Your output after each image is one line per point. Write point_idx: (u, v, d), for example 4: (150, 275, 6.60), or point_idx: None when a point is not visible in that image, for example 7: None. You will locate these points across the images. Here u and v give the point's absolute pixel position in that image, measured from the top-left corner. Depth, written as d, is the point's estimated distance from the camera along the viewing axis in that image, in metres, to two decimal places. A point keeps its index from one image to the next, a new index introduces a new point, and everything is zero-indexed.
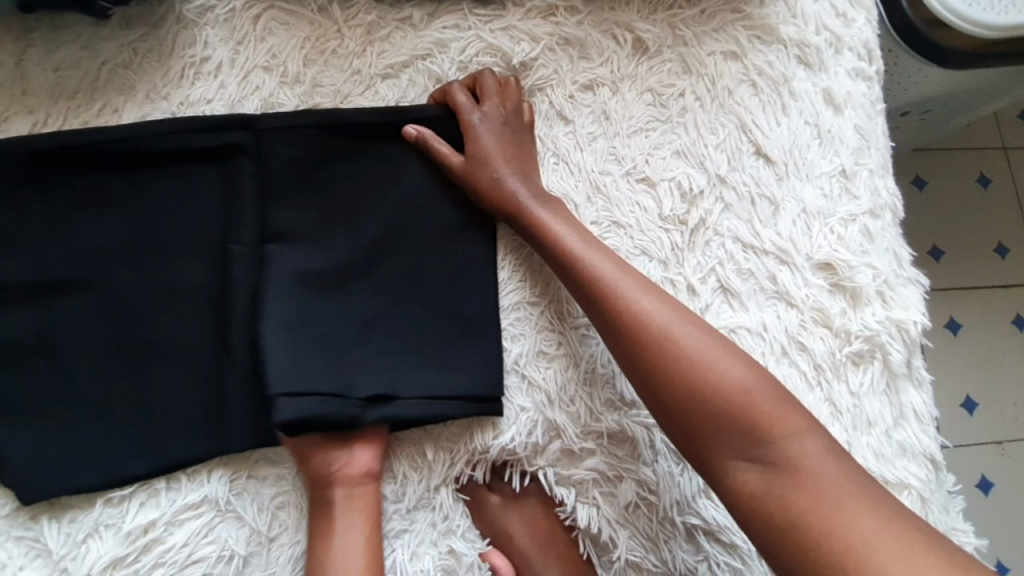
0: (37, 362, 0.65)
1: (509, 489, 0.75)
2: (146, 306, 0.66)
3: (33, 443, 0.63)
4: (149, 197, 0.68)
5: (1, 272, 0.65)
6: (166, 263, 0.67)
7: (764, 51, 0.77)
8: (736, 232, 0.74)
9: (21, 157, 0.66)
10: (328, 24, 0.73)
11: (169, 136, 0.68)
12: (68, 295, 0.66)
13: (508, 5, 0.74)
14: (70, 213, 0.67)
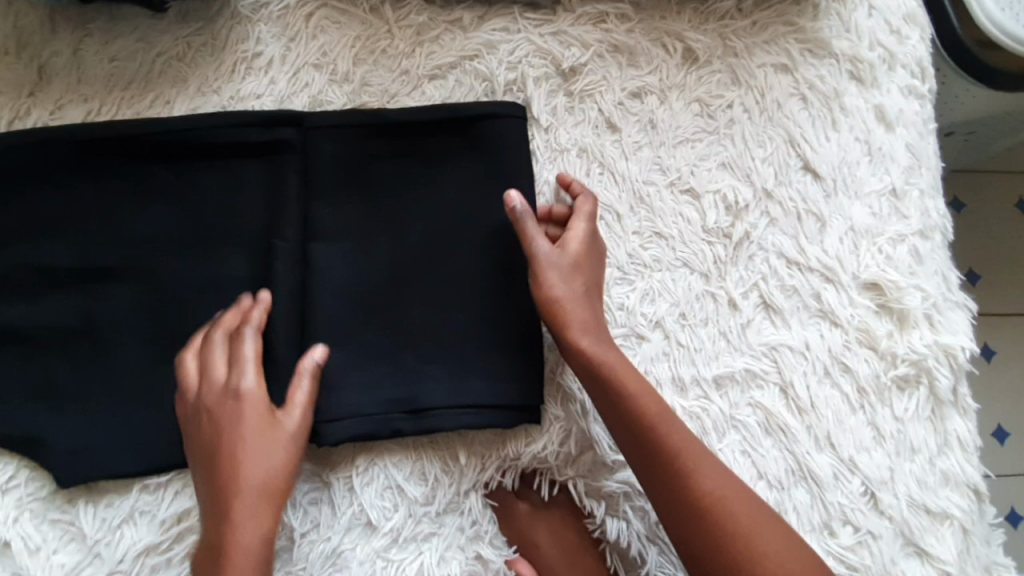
0: (84, 346, 0.66)
1: (537, 497, 0.74)
2: (190, 297, 0.67)
3: (75, 425, 0.64)
4: (198, 188, 0.69)
5: (57, 257, 0.67)
6: (211, 256, 0.67)
7: (816, 65, 0.76)
8: (781, 247, 0.73)
9: (78, 146, 0.68)
10: (379, 24, 0.73)
11: (221, 129, 0.69)
12: (115, 283, 0.67)
13: (558, 11, 0.74)
14: (121, 201, 0.68)
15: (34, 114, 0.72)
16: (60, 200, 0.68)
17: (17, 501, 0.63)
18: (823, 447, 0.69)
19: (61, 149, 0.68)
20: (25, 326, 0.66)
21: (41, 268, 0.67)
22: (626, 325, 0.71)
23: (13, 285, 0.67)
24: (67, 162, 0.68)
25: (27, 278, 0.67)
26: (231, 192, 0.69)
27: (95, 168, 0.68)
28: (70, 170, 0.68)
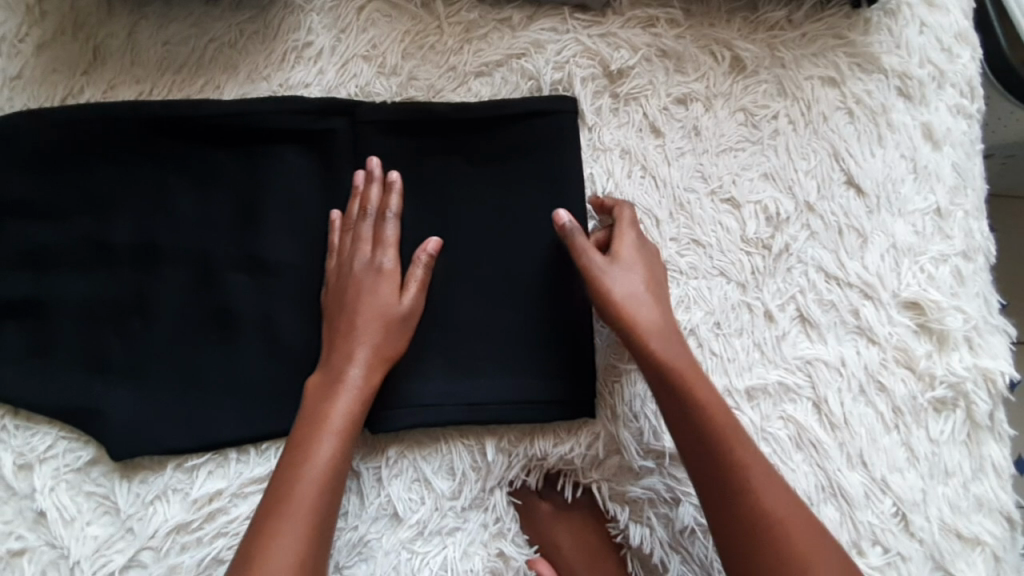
0: (131, 323, 0.67)
1: (560, 498, 0.73)
2: (243, 280, 0.68)
3: (118, 400, 0.65)
4: (249, 172, 0.70)
5: (111, 234, 0.68)
6: (265, 241, 0.68)
7: (864, 79, 0.75)
8: (820, 261, 0.72)
9: (142, 128, 0.70)
10: (428, 20, 0.74)
11: (273, 116, 0.70)
12: (170, 261, 0.68)
13: (607, 13, 0.74)
14: (173, 183, 0.69)
15: (86, 93, 0.73)
16: (119, 180, 0.69)
17: (54, 472, 0.64)
18: (854, 465, 0.69)
19: (124, 129, 0.70)
20: (77, 299, 0.67)
21: (97, 244, 0.68)
22: None
23: (64, 260, 0.68)
24: (127, 143, 0.70)
25: (81, 252, 0.68)
26: (281, 181, 0.70)
27: (153, 149, 0.70)
28: (130, 150, 0.70)
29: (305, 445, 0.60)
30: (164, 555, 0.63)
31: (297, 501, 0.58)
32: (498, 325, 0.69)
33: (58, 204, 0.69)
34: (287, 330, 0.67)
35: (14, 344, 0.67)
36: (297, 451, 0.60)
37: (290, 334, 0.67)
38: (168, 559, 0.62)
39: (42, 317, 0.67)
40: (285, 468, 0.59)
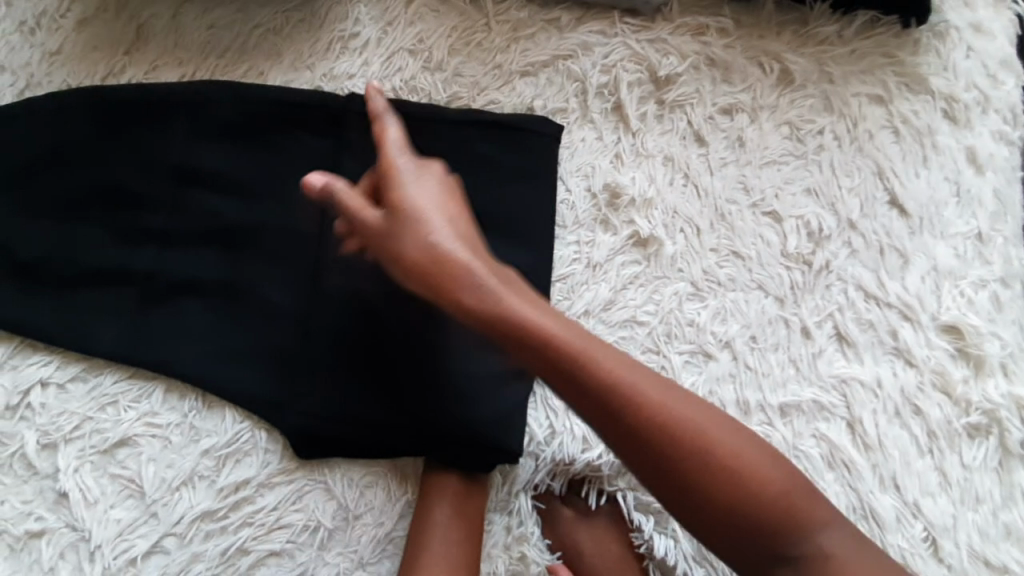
0: (163, 306, 0.66)
1: (582, 504, 0.72)
2: (289, 262, 0.67)
3: (157, 376, 0.65)
4: (279, 154, 0.69)
5: (146, 219, 0.68)
6: (314, 227, 0.67)
7: (910, 99, 0.75)
8: (860, 280, 0.71)
9: (202, 101, 0.69)
10: (477, 17, 0.74)
11: (305, 99, 0.69)
12: (222, 239, 0.68)
13: (657, 19, 0.74)
14: (208, 167, 0.69)
15: (128, 72, 0.73)
16: (172, 152, 0.69)
17: (79, 452, 0.63)
18: (886, 486, 0.68)
19: (180, 101, 0.69)
20: (122, 270, 0.67)
21: (148, 215, 0.68)
22: (694, 342, 0.70)
23: (99, 240, 0.67)
24: (183, 114, 0.69)
25: (129, 222, 0.68)
26: (320, 163, 0.69)
27: (210, 124, 0.69)
28: (185, 122, 0.69)
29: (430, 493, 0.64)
30: (188, 542, 0.62)
31: (439, 538, 0.62)
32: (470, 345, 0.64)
33: (103, 174, 0.68)
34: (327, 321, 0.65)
35: (46, 320, 0.66)
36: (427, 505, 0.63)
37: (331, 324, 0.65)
38: (191, 546, 0.62)
39: (75, 293, 0.66)
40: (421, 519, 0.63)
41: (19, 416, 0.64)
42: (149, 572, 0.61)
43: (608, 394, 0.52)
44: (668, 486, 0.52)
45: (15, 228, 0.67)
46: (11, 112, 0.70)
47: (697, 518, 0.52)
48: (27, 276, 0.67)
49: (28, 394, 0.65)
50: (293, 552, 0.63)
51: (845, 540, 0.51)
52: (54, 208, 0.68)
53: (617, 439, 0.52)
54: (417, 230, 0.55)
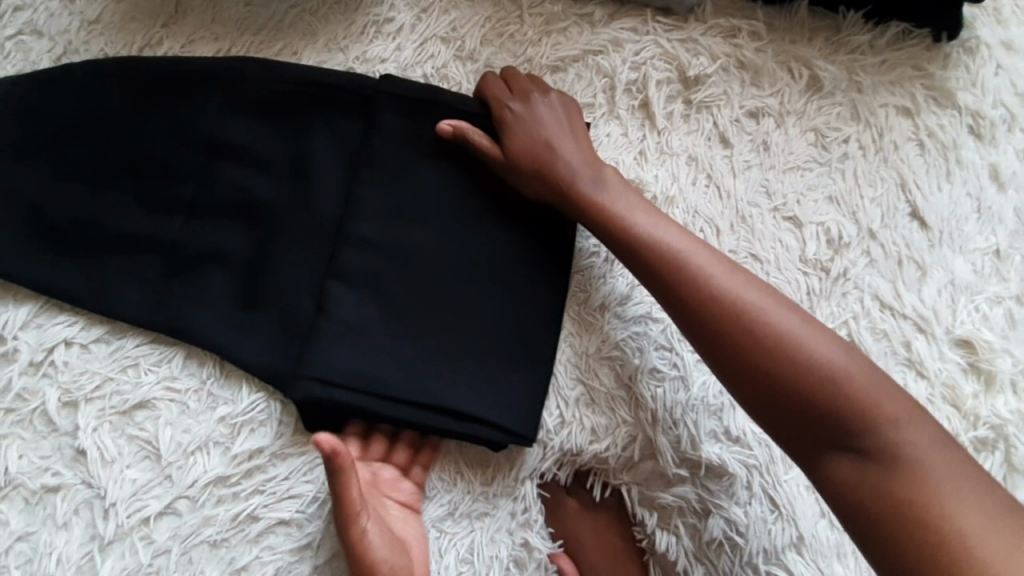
0: (185, 274, 0.67)
1: (588, 496, 0.73)
2: (311, 239, 0.68)
3: (177, 342, 0.66)
4: (308, 131, 0.70)
5: (175, 187, 0.69)
6: (338, 207, 0.68)
7: (937, 113, 0.75)
8: (877, 289, 0.72)
9: (234, 75, 0.70)
10: (511, 8, 0.74)
11: (337, 79, 0.70)
12: (246, 212, 0.69)
13: (690, 20, 0.74)
14: (238, 140, 0.70)
15: (164, 44, 0.74)
16: (203, 123, 0.70)
17: (99, 411, 0.65)
18: None
19: (213, 73, 0.70)
20: (148, 236, 0.68)
21: (176, 184, 0.69)
22: None
23: (127, 206, 0.68)
24: (217, 87, 0.70)
25: (158, 189, 0.69)
26: (347, 144, 0.70)
27: (241, 98, 0.70)
28: (217, 94, 0.70)
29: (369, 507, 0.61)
30: (200, 506, 0.63)
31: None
32: (477, 328, 0.67)
33: (136, 141, 0.69)
34: (345, 297, 0.66)
35: (72, 281, 0.67)
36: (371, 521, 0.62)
37: (349, 301, 0.66)
38: (203, 510, 0.63)
39: (101, 256, 0.68)
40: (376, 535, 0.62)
41: (41, 373, 0.65)
42: (161, 533, 0.62)
43: (694, 301, 0.61)
44: (738, 368, 0.59)
45: (47, 189, 0.68)
46: (49, 76, 0.71)
47: (773, 402, 0.57)
48: (57, 237, 0.68)
49: (52, 353, 0.66)
50: (301, 523, 0.63)
51: (906, 430, 0.53)
52: (86, 171, 0.69)
53: (703, 336, 0.60)
54: (532, 128, 0.68)
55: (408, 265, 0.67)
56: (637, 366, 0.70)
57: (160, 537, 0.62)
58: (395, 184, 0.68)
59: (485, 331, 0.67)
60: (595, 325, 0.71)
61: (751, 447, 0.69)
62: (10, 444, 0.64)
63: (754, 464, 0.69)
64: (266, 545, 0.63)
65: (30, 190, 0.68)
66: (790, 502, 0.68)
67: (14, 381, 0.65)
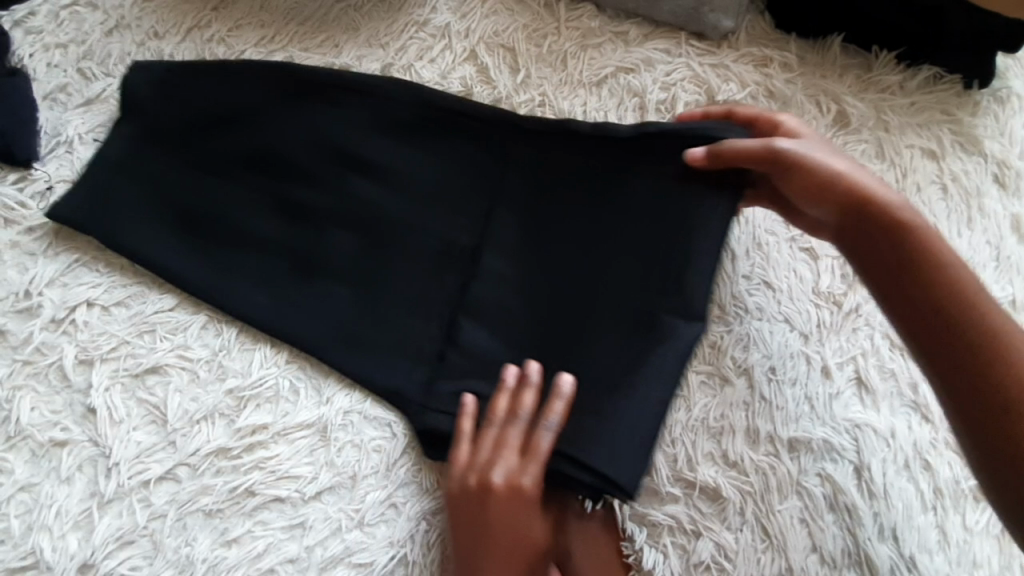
0: (233, 261, 0.69)
1: (577, 505, 0.71)
2: (391, 249, 0.68)
3: (197, 310, 0.68)
4: (377, 146, 0.70)
5: (237, 178, 0.70)
6: (428, 223, 0.68)
7: (963, 159, 0.75)
8: (887, 327, 0.72)
9: (346, 87, 0.71)
10: (548, 20, 0.76)
11: (418, 95, 0.70)
12: (336, 218, 0.69)
13: (723, 46, 0.76)
14: (306, 142, 0.70)
15: (212, 27, 0.76)
16: (309, 129, 0.71)
17: (112, 371, 0.66)
18: (885, 537, 0.67)
19: (310, 81, 0.71)
20: (237, 230, 0.69)
21: (244, 175, 0.70)
22: (712, 364, 0.71)
23: (186, 185, 0.70)
24: (298, 94, 0.71)
25: (254, 186, 0.70)
26: (412, 158, 0.70)
27: (350, 109, 0.71)
28: (328, 105, 0.71)
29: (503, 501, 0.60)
30: (199, 474, 0.64)
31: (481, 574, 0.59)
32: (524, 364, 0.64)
33: (209, 127, 0.71)
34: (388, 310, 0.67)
35: (118, 243, 0.69)
36: (513, 530, 0.59)
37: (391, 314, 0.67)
38: (202, 479, 0.64)
39: (150, 225, 0.69)
40: (498, 553, 0.59)
41: (61, 330, 0.67)
42: (158, 496, 0.64)
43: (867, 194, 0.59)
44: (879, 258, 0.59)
45: (131, 167, 0.70)
46: (198, 80, 0.72)
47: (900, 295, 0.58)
48: (141, 219, 0.69)
49: (74, 311, 0.68)
50: (296, 502, 0.64)
51: None
52: (182, 160, 0.70)
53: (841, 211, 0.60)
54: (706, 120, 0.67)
55: (493, 287, 0.66)
56: None
57: (157, 500, 0.63)
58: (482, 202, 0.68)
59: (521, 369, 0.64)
60: None
61: (748, 474, 0.69)
62: (24, 396, 0.66)
63: (749, 489, 0.69)
64: (259, 520, 0.64)
65: (119, 170, 0.70)
66: (782, 531, 0.68)
67: (35, 335, 0.67)
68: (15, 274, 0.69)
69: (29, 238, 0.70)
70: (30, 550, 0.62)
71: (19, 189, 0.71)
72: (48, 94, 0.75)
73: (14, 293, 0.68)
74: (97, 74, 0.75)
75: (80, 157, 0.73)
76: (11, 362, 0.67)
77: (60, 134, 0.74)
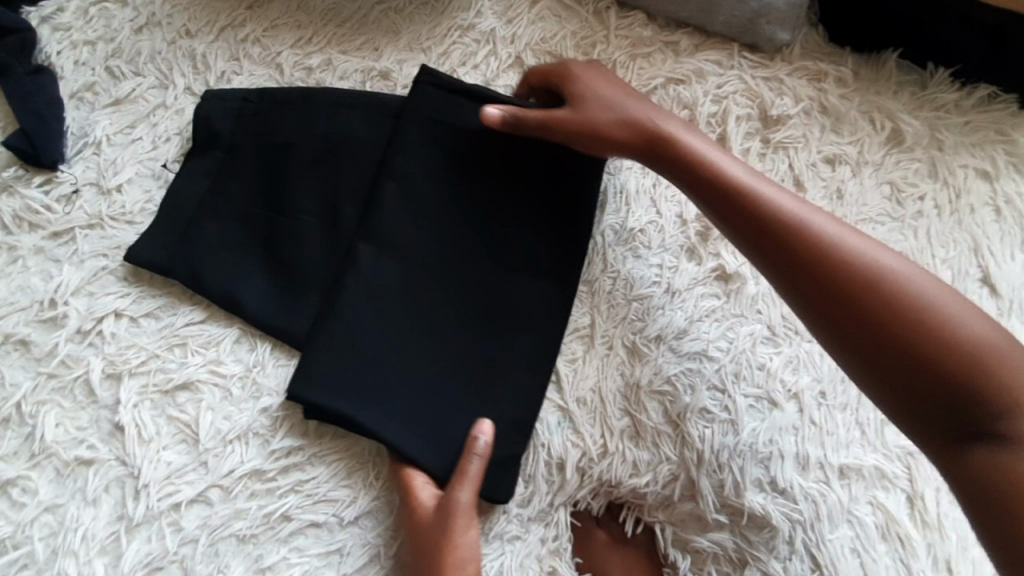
0: (269, 282, 0.66)
1: (618, 530, 0.72)
2: (461, 275, 0.66)
3: (230, 323, 0.66)
4: (418, 168, 0.67)
5: (276, 196, 0.67)
6: (480, 252, 0.67)
7: (1018, 181, 0.73)
8: None
9: (417, 105, 0.67)
10: (598, 27, 0.74)
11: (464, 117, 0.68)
12: (404, 241, 0.66)
13: (776, 58, 0.74)
14: (347, 163, 0.68)
15: (247, 26, 0.73)
16: (378, 150, 0.68)
17: (141, 387, 0.63)
18: (940, 569, 0.65)
19: (354, 102, 0.69)
20: (275, 250, 0.66)
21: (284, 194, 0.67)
22: (761, 386, 0.69)
23: (224, 203, 0.67)
24: (337, 112, 0.69)
25: (321, 207, 0.67)
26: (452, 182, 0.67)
27: (390, 130, 0.68)
28: (397, 124, 0.68)
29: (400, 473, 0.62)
30: (232, 497, 0.61)
31: None
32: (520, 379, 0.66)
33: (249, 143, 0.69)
34: (421, 340, 0.65)
35: (151, 257, 0.65)
36: None
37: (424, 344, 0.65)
38: (235, 502, 0.61)
39: (185, 240, 0.66)
40: None
41: (88, 342, 0.64)
42: (189, 520, 0.61)
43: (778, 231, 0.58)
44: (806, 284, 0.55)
45: (190, 188, 0.68)
46: (260, 101, 0.69)
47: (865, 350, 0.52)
48: (179, 237, 0.66)
49: (101, 322, 0.65)
50: (333, 527, 0.62)
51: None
52: (249, 183, 0.68)
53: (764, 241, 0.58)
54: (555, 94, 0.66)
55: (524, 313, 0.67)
56: (690, 403, 0.68)
57: (188, 525, 0.60)
58: (545, 229, 0.68)
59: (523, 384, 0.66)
60: (647, 356, 0.69)
61: (798, 502, 0.67)
62: (49, 411, 0.63)
63: (800, 518, 0.66)
64: (295, 546, 0.61)
65: (181, 193, 0.68)
66: (835, 562, 0.65)
67: (60, 347, 0.64)
68: (39, 282, 0.66)
69: (55, 245, 0.67)
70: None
71: (44, 192, 0.68)
72: (74, 92, 0.72)
73: (39, 302, 0.65)
74: (126, 73, 0.72)
75: (108, 159, 0.70)
76: (35, 375, 0.63)
77: (87, 135, 0.70)
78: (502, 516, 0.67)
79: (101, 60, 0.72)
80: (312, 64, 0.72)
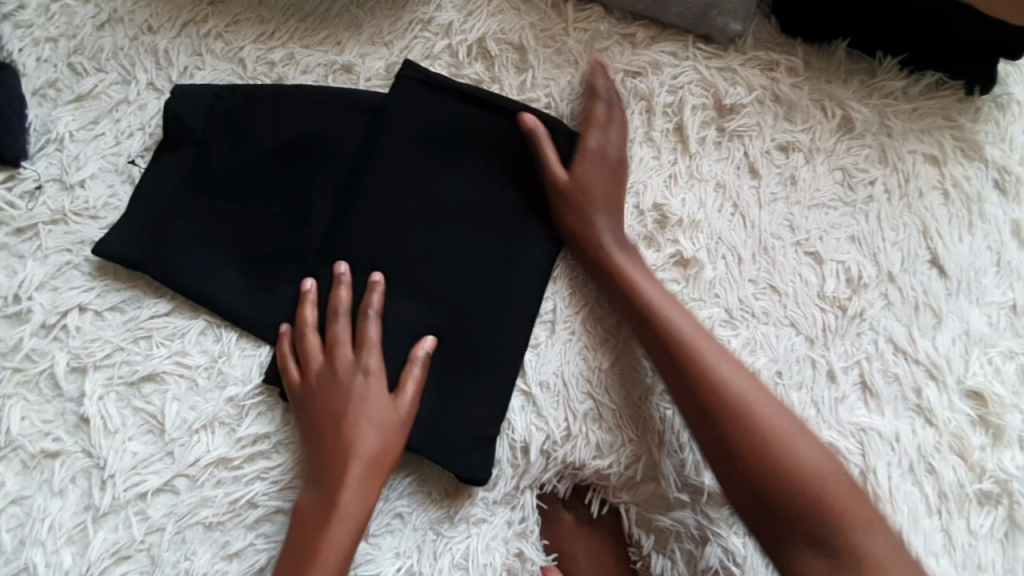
0: (238, 274, 0.67)
1: (584, 512, 0.73)
2: (434, 270, 0.67)
3: (195, 315, 0.66)
4: (387, 162, 0.68)
5: (247, 190, 0.68)
6: (448, 245, 0.68)
7: (965, 165, 0.75)
8: (891, 332, 0.71)
9: (393, 102, 0.69)
10: (557, 20, 0.75)
11: (435, 115, 0.69)
12: (377, 237, 0.67)
13: (730, 50, 0.76)
14: (317, 158, 0.69)
15: (210, 22, 0.74)
16: (354, 146, 0.69)
17: (106, 379, 0.64)
18: None
19: (326, 99, 0.70)
20: (245, 243, 0.67)
21: (256, 190, 0.68)
22: None
23: (193, 197, 0.68)
24: (309, 109, 0.70)
25: (297, 203, 0.68)
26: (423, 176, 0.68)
27: (361, 126, 0.70)
28: (372, 122, 0.69)
29: (330, 491, 0.60)
30: (199, 485, 0.62)
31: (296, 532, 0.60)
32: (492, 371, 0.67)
33: (221, 140, 0.69)
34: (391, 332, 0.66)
35: (119, 250, 0.66)
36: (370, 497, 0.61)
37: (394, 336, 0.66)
38: (202, 490, 0.62)
39: (154, 233, 0.67)
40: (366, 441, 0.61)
41: (52, 336, 0.65)
42: (156, 509, 0.62)
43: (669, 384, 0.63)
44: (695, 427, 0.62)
45: (160, 184, 0.69)
46: (232, 98, 0.70)
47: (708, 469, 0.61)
48: (149, 233, 0.67)
49: (65, 316, 0.65)
50: None
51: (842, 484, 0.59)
52: (219, 179, 0.69)
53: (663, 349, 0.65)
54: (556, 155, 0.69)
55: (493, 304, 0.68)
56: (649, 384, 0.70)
57: (155, 513, 0.61)
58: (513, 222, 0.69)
59: (493, 373, 0.67)
60: (609, 341, 0.71)
61: None
62: (13, 405, 0.63)
63: None
64: (261, 532, 0.62)
65: (150, 188, 0.69)
66: None
67: (25, 341, 0.64)
68: (3, 277, 0.66)
69: (17, 240, 0.68)
70: (22, 565, 0.60)
71: (7, 188, 0.69)
72: (37, 90, 0.72)
73: (3, 297, 0.65)
74: (88, 69, 0.73)
75: (71, 155, 0.70)
76: None
77: (50, 132, 0.71)
78: (469, 499, 0.68)
79: (64, 57, 0.73)
80: (274, 58, 0.73)
